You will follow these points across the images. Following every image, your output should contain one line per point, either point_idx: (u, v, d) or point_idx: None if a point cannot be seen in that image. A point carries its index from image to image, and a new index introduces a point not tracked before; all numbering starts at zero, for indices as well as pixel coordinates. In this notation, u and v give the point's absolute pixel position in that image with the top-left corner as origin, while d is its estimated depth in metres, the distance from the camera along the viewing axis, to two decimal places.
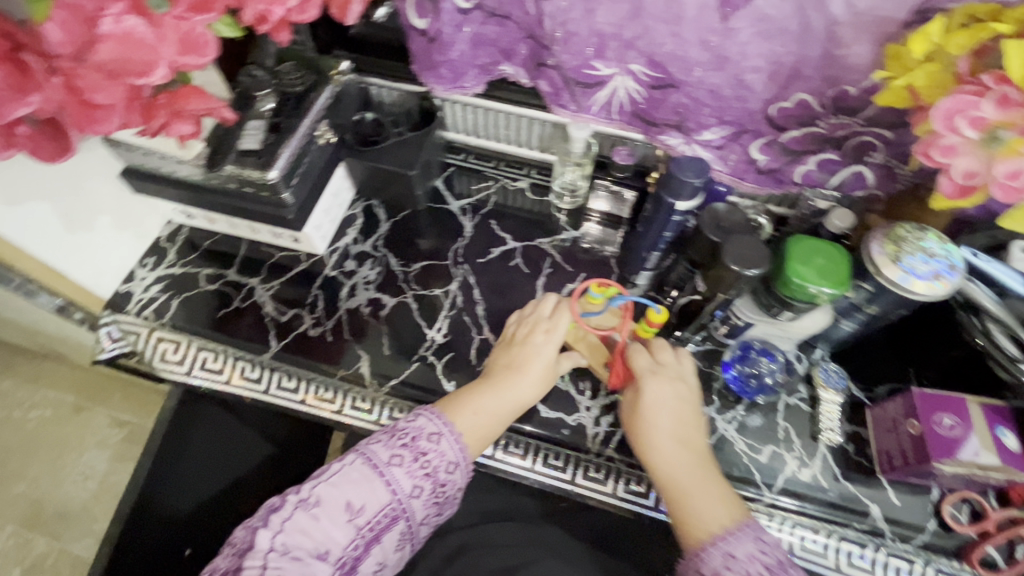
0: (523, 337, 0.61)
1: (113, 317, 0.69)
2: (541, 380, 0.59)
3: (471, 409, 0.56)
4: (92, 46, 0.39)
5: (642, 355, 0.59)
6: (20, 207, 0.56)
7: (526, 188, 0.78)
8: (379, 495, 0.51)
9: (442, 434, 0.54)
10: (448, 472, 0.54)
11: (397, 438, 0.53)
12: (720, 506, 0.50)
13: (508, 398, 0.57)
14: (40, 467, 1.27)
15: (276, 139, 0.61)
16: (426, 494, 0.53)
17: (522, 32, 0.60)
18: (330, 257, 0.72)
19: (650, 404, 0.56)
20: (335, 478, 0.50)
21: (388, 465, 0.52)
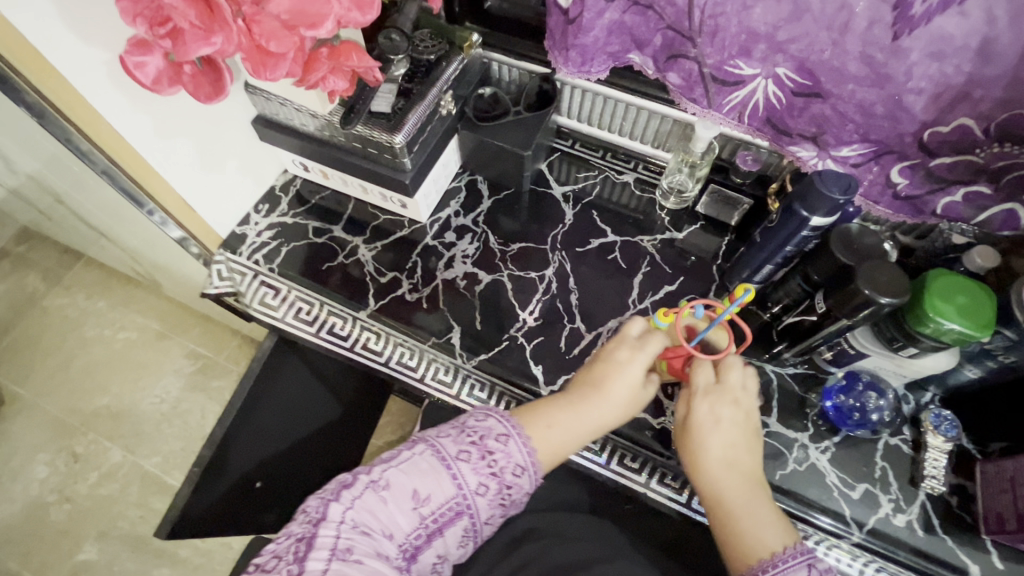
0: (609, 356, 0.57)
1: (226, 257, 0.72)
2: (620, 407, 0.56)
3: (548, 426, 0.54)
4: None
5: (703, 374, 0.56)
6: (171, 142, 0.60)
7: (631, 182, 0.76)
8: (446, 487, 0.50)
9: (510, 436, 0.52)
10: (515, 475, 0.53)
11: (466, 434, 0.52)
12: (773, 531, 0.49)
13: (584, 419, 0.55)
14: (125, 384, 1.38)
15: (407, 104, 0.62)
16: (491, 494, 0.52)
17: (663, 24, 0.57)
18: (431, 227, 0.73)
19: (701, 423, 0.54)
20: (403, 465, 0.51)
21: (456, 459, 0.51)
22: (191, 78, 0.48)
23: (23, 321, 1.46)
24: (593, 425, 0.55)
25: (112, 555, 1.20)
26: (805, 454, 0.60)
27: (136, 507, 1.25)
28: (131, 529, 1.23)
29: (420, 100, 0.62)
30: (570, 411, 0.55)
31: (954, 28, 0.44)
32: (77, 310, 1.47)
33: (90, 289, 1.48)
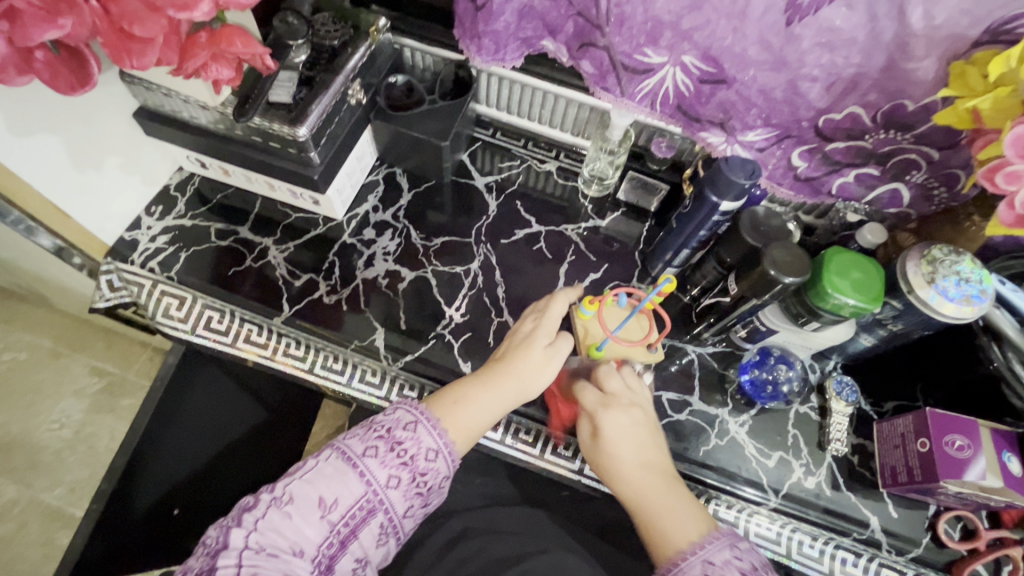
0: (518, 335, 0.58)
1: (115, 265, 0.65)
2: (526, 377, 0.55)
3: (458, 415, 0.52)
4: None
5: (590, 390, 0.56)
6: (31, 140, 0.52)
7: (553, 171, 0.76)
8: (354, 488, 0.47)
9: (418, 423, 0.51)
10: (428, 460, 0.50)
11: (374, 430, 0.50)
12: (688, 518, 0.48)
13: (491, 395, 0.54)
14: (14, 411, 1.23)
15: (309, 93, 0.57)
16: (404, 485, 0.49)
17: (573, 10, 0.56)
18: (348, 224, 0.69)
19: (609, 438, 0.53)
20: (308, 475, 0.47)
21: (363, 457, 0.48)
22: (45, 65, 0.42)
23: None
24: (504, 397, 0.54)
25: None
26: (725, 428, 0.62)
27: (40, 546, 1.13)
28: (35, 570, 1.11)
29: (324, 88, 0.58)
30: (480, 387, 0.55)
31: (839, 21, 0.46)
32: None
33: None
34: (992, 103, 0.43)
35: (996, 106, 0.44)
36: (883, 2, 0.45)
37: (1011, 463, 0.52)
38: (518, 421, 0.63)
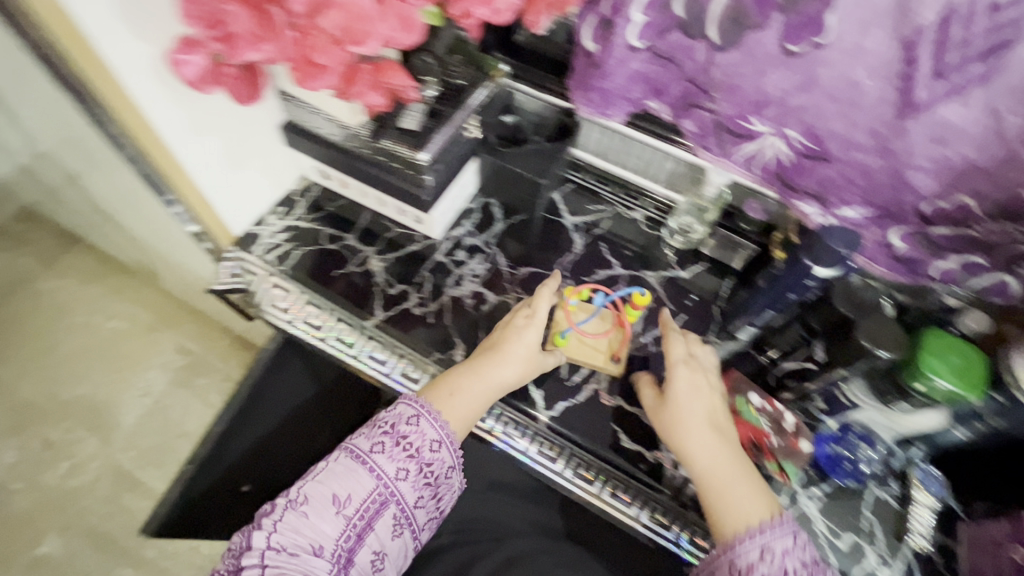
0: (510, 327, 0.64)
1: (240, 256, 0.73)
2: (518, 360, 0.62)
3: (460, 403, 0.60)
4: (323, 11, 0.42)
5: (679, 345, 0.62)
6: (200, 140, 0.60)
7: (641, 220, 0.78)
8: (365, 482, 0.55)
9: (421, 417, 0.58)
10: (432, 451, 0.57)
11: (378, 428, 0.57)
12: (753, 498, 0.52)
13: (484, 381, 0.61)
14: (107, 374, 1.35)
15: (434, 124, 0.64)
16: (412, 476, 0.56)
17: (682, 76, 0.58)
18: (444, 244, 0.74)
19: (679, 396, 0.59)
20: (320, 476, 0.55)
21: (371, 453, 0.56)
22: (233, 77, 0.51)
23: (11, 300, 1.43)
24: (495, 382, 0.61)
25: (75, 551, 1.17)
26: (795, 499, 0.61)
27: (106, 503, 1.22)
28: (99, 525, 1.19)
29: (444, 121, 0.64)
30: (471, 374, 0.61)
31: (956, 115, 0.47)
32: (66, 295, 1.45)
33: (82, 275, 1.47)
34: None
35: None
36: (1006, 100, 0.45)
37: None
38: (580, 456, 0.64)
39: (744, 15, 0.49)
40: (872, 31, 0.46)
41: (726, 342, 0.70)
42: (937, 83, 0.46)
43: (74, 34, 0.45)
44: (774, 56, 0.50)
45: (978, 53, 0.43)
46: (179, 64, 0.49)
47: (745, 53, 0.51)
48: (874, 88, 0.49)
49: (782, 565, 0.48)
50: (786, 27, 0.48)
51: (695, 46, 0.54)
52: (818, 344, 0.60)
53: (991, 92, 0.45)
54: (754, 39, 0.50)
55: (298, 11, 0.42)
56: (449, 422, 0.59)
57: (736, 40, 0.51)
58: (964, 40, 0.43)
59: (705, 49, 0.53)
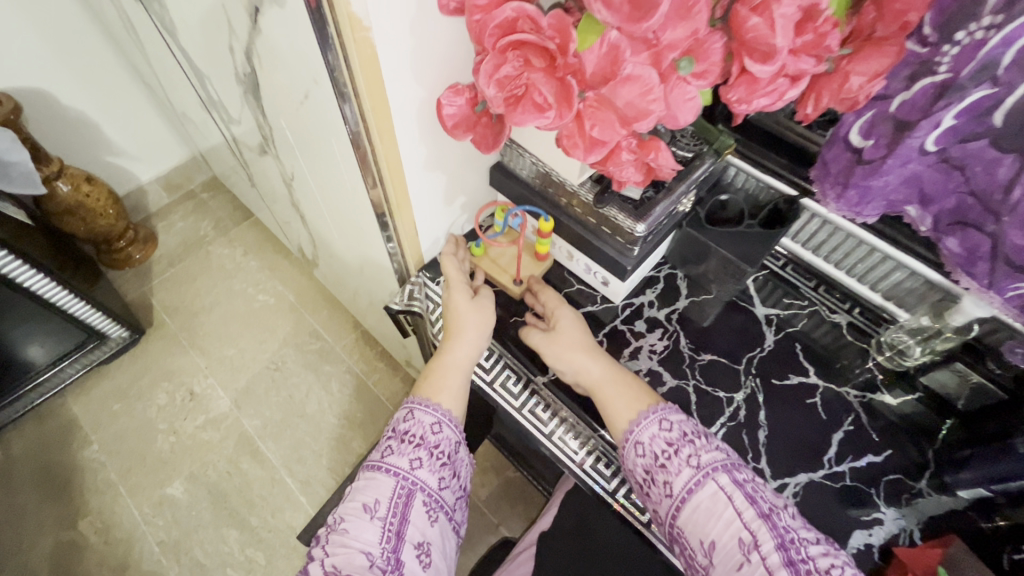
0: (453, 303, 0.68)
1: (423, 282, 0.75)
2: (472, 337, 0.67)
3: (443, 386, 0.65)
4: (613, 86, 0.41)
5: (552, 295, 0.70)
6: (429, 174, 0.63)
7: (844, 325, 0.70)
8: (385, 485, 0.58)
9: (414, 409, 0.63)
10: (436, 433, 0.62)
11: (385, 440, 0.63)
12: (632, 403, 0.59)
13: (449, 362, 0.66)
14: (249, 341, 1.48)
15: (655, 193, 0.61)
16: (426, 462, 0.60)
17: (964, 188, 0.50)
18: (622, 310, 0.71)
19: (560, 329, 0.66)
20: (351, 496, 0.59)
21: (385, 458, 0.60)
22: (484, 127, 0.51)
23: (189, 257, 1.62)
24: (458, 361, 0.66)
25: (194, 501, 1.27)
26: None
27: (226, 462, 1.31)
28: (217, 481, 1.29)
29: (666, 193, 0.61)
30: (440, 359, 0.67)
31: None
32: (230, 262, 1.61)
33: (246, 247, 1.63)
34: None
35: None
36: None
37: None
38: None
39: None
40: None
41: (941, 497, 0.59)
42: None
43: (375, 78, 0.47)
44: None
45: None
46: (444, 110, 0.51)
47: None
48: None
49: (651, 451, 0.55)
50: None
51: (1003, 160, 0.46)
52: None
53: None
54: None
55: (590, 82, 0.42)
56: (440, 403, 0.63)
57: None
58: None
59: (1014, 165, 0.46)
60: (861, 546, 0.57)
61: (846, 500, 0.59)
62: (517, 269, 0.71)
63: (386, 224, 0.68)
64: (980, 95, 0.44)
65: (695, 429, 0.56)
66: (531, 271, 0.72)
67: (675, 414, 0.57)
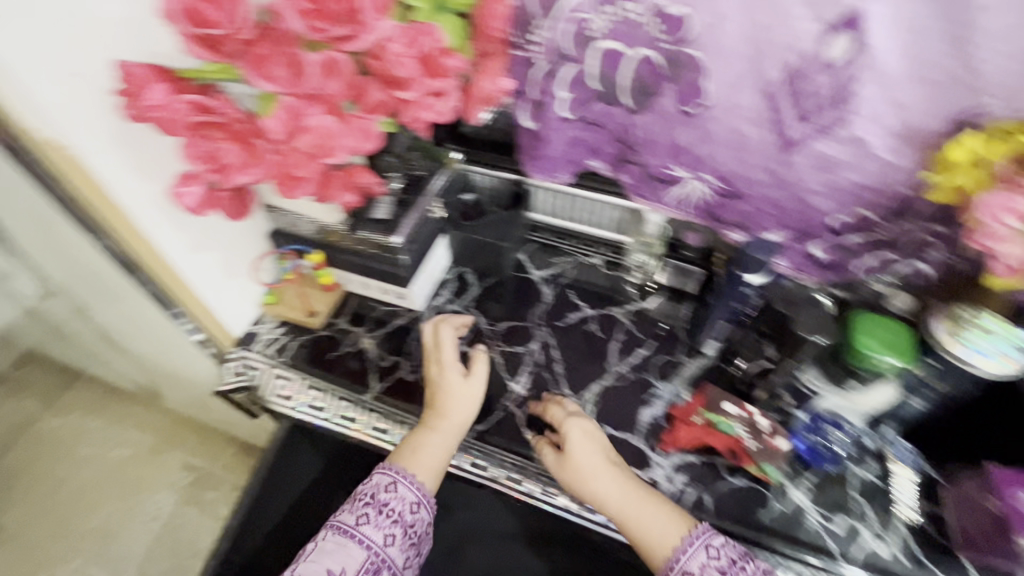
0: (445, 382, 0.70)
1: (242, 354, 0.79)
2: (462, 414, 0.69)
3: (422, 459, 0.66)
4: (297, 134, 0.53)
5: (562, 407, 0.68)
6: (197, 255, 0.69)
7: (599, 264, 0.87)
8: (355, 555, 0.61)
9: (396, 482, 0.65)
10: (414, 511, 0.65)
11: (359, 501, 0.64)
12: (670, 523, 0.58)
13: (434, 444, 0.67)
14: (115, 504, 1.35)
15: (402, 211, 0.73)
16: (399, 540, 0.63)
17: (611, 137, 0.68)
18: (426, 313, 0.82)
19: (572, 448, 0.64)
20: (313, 555, 0.61)
21: (357, 526, 0.62)
22: (227, 199, 0.60)
23: (16, 444, 1.45)
24: (441, 441, 0.67)
25: None
26: (787, 494, 0.64)
27: None
28: None
29: (411, 207, 0.73)
30: (428, 430, 0.68)
31: (828, 150, 0.57)
32: (66, 431, 1.45)
33: (82, 408, 1.48)
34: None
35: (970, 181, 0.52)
36: (863, 129, 0.54)
37: None
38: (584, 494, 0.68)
39: (647, 85, 0.60)
40: (741, 89, 0.56)
41: (697, 358, 0.75)
42: (804, 124, 0.56)
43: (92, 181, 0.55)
44: (677, 115, 0.61)
45: (826, 103, 0.54)
46: (180, 196, 0.58)
47: (654, 114, 0.62)
48: (758, 136, 0.59)
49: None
50: (679, 92, 0.59)
51: (616, 110, 0.64)
52: (768, 345, 0.68)
53: (845, 132, 0.55)
54: (657, 102, 0.61)
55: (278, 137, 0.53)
56: (420, 479, 0.65)
57: (646, 103, 0.62)
58: (813, 91, 0.53)
59: (623, 113, 0.64)
60: (650, 420, 0.70)
61: (633, 388, 0.73)
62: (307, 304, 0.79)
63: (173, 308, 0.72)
64: (574, 70, 0.62)
65: (740, 552, 0.57)
66: (322, 302, 0.80)
67: (717, 538, 0.58)
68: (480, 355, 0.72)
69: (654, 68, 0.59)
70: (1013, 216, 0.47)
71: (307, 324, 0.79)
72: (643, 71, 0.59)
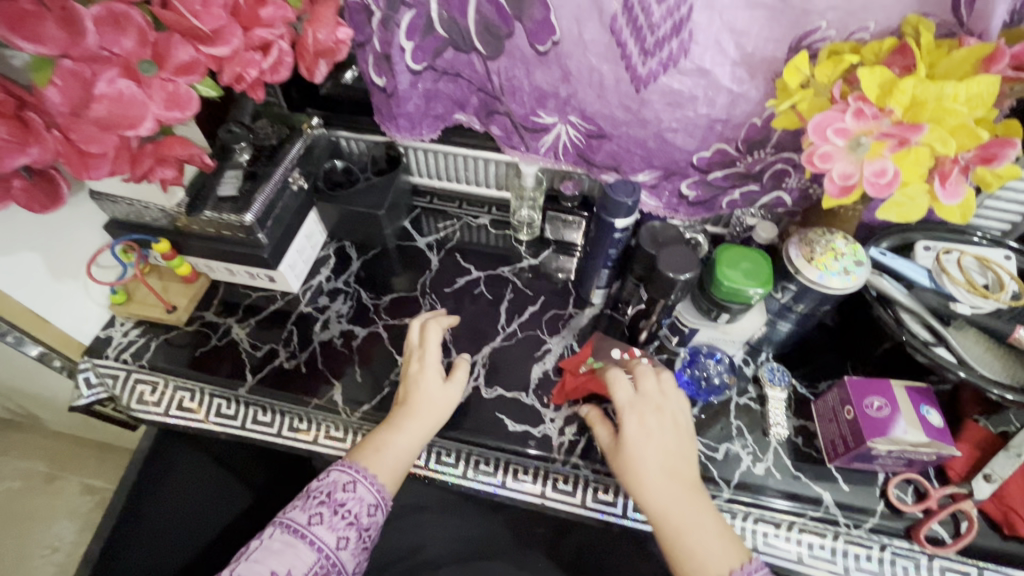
0: (411, 378, 0.64)
1: (92, 363, 0.71)
2: (428, 413, 0.62)
3: (389, 463, 0.59)
4: (88, 105, 0.44)
5: (623, 387, 0.59)
6: (11, 256, 0.60)
7: (488, 224, 0.83)
8: (305, 556, 0.53)
9: (356, 481, 0.57)
10: (371, 515, 0.57)
11: (313, 498, 0.56)
12: (721, 547, 0.51)
13: (399, 441, 0.60)
14: (4, 543, 1.18)
15: (252, 185, 0.66)
16: (354, 543, 0.55)
17: (475, 87, 0.65)
18: (304, 295, 0.76)
19: (630, 440, 0.56)
20: (256, 555, 0.52)
21: (309, 525, 0.54)
22: (22, 191, 0.50)
23: None
24: (405, 445, 0.60)
25: None
26: None
27: None
28: None
29: (264, 179, 0.67)
30: (388, 429, 0.61)
31: (677, 84, 0.56)
32: None
33: None
34: (930, 51, 0.47)
35: (812, 106, 0.51)
36: (708, 61, 0.53)
37: (931, 415, 0.56)
38: (477, 454, 0.67)
39: (496, 26, 0.56)
40: (586, 25, 0.54)
41: (586, 310, 0.75)
42: (650, 60, 0.54)
43: None
44: (532, 56, 0.58)
45: (666, 34, 0.52)
46: None
47: (509, 56, 0.59)
48: (608, 74, 0.57)
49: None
50: (529, 30, 0.56)
51: (473, 58, 0.61)
52: (639, 287, 0.67)
53: (693, 64, 0.54)
54: (510, 43, 0.57)
55: (58, 110, 0.44)
56: (380, 483, 0.58)
57: (501, 48, 0.58)
58: (651, 24, 0.52)
59: (480, 59, 0.61)
60: (541, 376, 0.70)
61: (523, 346, 0.72)
62: (165, 299, 0.71)
63: None
64: (411, 16, 0.57)
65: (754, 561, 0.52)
66: (183, 294, 0.73)
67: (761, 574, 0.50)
68: (461, 364, 0.66)
69: (500, 7, 0.54)
70: (836, 134, 0.47)
71: (165, 320, 0.72)
72: (489, 10, 0.55)
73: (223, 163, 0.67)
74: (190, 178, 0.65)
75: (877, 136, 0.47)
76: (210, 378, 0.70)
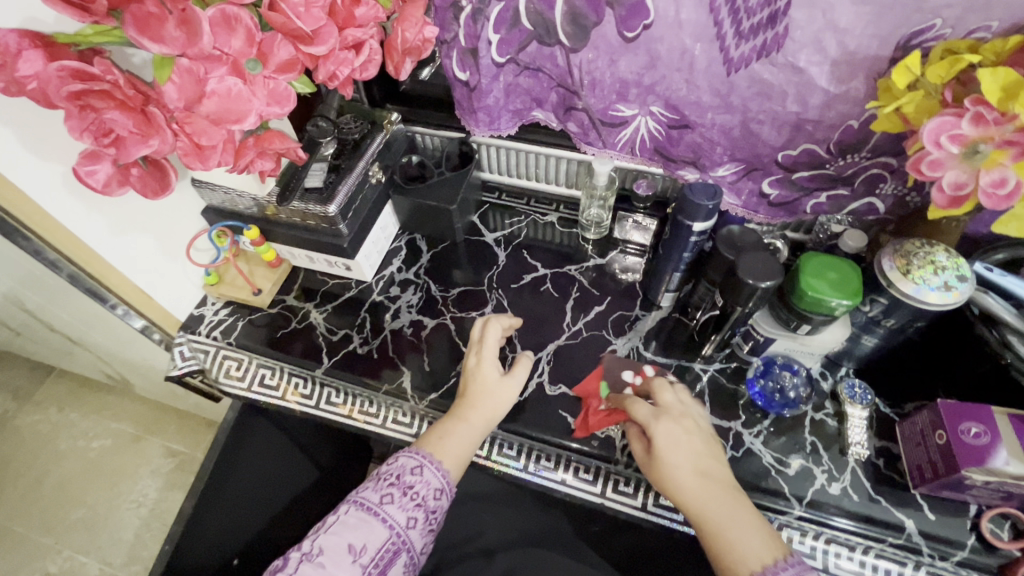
0: (471, 371, 0.65)
1: (187, 338, 0.77)
2: (490, 407, 0.63)
3: (451, 448, 0.60)
4: (200, 100, 0.48)
5: (642, 404, 0.58)
6: (126, 238, 0.67)
7: (554, 222, 0.84)
8: (378, 532, 0.55)
9: (423, 465, 0.59)
10: (437, 498, 0.59)
11: (383, 480, 0.58)
12: (762, 543, 0.49)
13: (464, 430, 0.61)
14: (99, 496, 1.32)
15: (337, 177, 0.70)
16: (421, 523, 0.58)
17: (554, 83, 0.64)
18: (376, 283, 0.79)
19: (662, 447, 0.55)
20: (334, 528, 0.54)
21: (381, 504, 0.56)
22: (138, 178, 0.54)
23: None
24: (469, 433, 0.61)
25: None
26: (740, 439, 0.63)
27: None
28: None
29: (347, 173, 0.70)
30: (455, 418, 0.62)
31: (771, 68, 0.53)
32: (43, 428, 1.41)
33: (55, 403, 1.45)
34: None
35: (919, 108, 0.48)
36: (806, 54, 0.51)
37: None
38: (540, 448, 0.67)
39: (584, 16, 0.55)
40: (680, 10, 0.52)
41: (653, 313, 0.74)
42: (748, 37, 0.52)
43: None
44: (619, 44, 0.57)
45: (762, 18, 0.50)
46: (86, 177, 0.52)
47: (594, 47, 0.58)
48: (698, 60, 0.55)
49: None
50: (619, 15, 0.54)
51: (554, 51, 0.60)
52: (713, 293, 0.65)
53: (792, 52, 0.51)
54: (597, 32, 0.56)
55: (175, 105, 0.48)
56: (448, 470, 0.59)
57: (585, 38, 0.57)
58: (750, 7, 0.50)
59: (563, 53, 0.60)
60: None
61: (589, 346, 0.72)
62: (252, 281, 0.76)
63: (97, 290, 0.68)
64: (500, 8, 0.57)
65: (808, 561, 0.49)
66: (267, 278, 0.77)
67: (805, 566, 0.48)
68: (524, 359, 0.67)
69: None
70: (950, 140, 0.44)
71: (251, 302, 0.77)
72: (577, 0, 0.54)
73: (311, 154, 0.70)
74: (283, 170, 0.70)
75: (998, 143, 0.43)
76: (290, 358, 0.74)
